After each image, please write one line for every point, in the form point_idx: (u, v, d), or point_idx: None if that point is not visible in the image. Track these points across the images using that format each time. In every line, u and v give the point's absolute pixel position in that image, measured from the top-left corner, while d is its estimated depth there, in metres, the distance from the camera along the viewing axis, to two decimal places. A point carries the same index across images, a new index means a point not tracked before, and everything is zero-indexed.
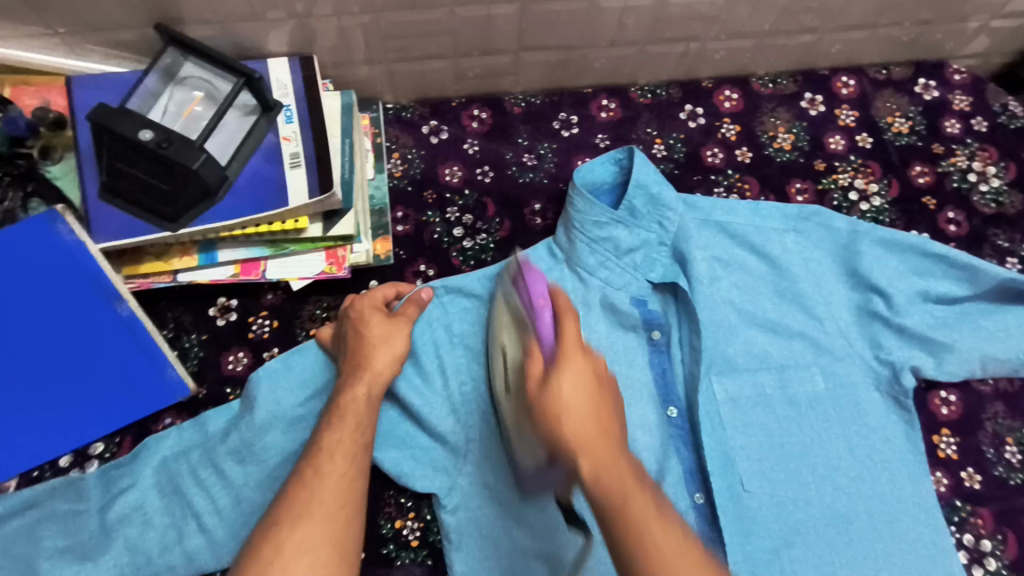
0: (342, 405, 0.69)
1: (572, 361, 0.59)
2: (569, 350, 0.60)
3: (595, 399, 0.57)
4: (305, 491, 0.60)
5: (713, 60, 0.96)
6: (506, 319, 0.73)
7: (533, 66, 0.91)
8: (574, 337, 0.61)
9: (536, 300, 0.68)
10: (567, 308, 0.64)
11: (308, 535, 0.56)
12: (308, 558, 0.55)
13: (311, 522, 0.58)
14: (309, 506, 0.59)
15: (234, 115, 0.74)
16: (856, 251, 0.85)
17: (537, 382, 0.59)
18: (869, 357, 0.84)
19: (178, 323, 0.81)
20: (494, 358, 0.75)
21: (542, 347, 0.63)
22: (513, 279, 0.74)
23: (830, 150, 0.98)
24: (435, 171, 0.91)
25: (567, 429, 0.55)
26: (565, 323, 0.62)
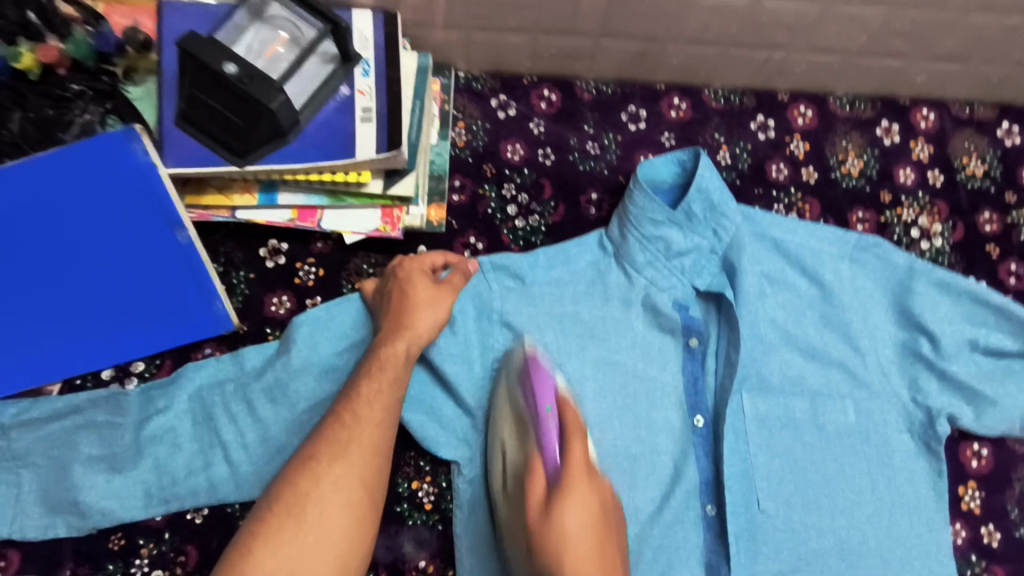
0: (380, 356, 0.69)
1: (576, 489, 0.64)
2: (575, 477, 0.65)
3: (596, 527, 0.63)
4: (343, 433, 0.64)
5: (794, 73, 0.94)
6: (506, 417, 0.74)
7: (611, 53, 0.90)
8: (579, 466, 0.66)
9: (543, 408, 0.70)
10: (575, 429, 0.69)
11: (344, 475, 0.63)
12: (343, 494, 0.62)
13: (347, 465, 0.63)
14: (346, 447, 0.64)
15: (314, 62, 0.74)
16: (909, 289, 0.84)
17: (539, 510, 0.64)
18: (906, 398, 0.83)
19: (229, 259, 0.82)
20: (493, 458, 0.75)
21: (544, 462, 0.68)
22: (518, 379, 0.74)
23: (899, 182, 0.96)
24: (497, 146, 0.91)
25: (568, 562, 0.61)
26: (571, 444, 0.68)
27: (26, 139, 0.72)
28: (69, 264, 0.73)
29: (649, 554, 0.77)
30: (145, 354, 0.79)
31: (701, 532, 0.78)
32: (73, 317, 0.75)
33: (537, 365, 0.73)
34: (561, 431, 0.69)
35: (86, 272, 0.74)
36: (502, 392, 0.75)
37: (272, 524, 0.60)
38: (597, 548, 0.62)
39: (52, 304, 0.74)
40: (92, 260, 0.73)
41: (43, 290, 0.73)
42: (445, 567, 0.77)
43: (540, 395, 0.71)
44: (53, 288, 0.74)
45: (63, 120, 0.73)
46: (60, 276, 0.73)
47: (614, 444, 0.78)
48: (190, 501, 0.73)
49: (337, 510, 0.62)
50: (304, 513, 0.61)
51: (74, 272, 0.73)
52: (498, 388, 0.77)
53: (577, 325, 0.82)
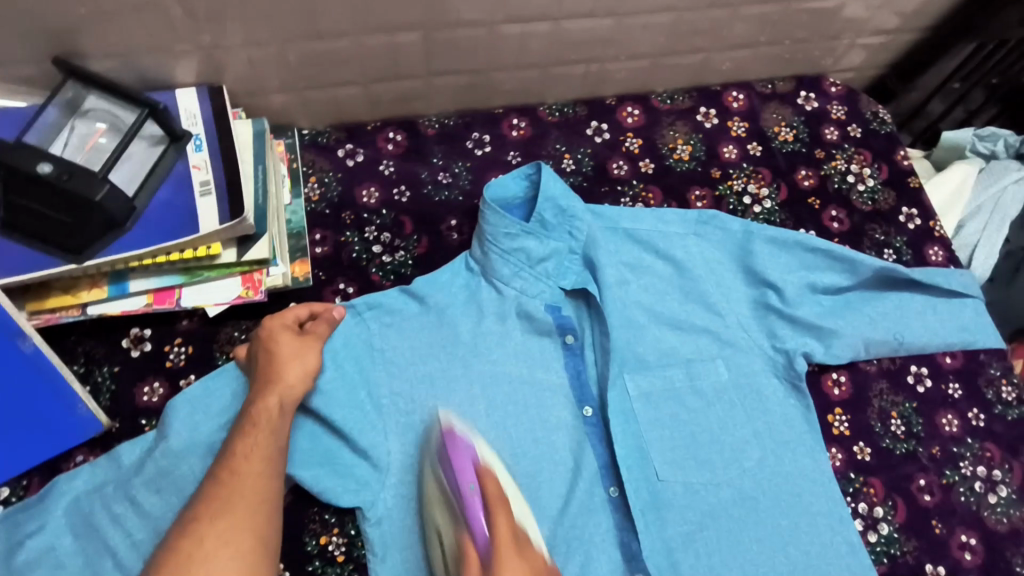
0: (253, 415, 0.70)
1: (509, 563, 0.62)
2: (503, 547, 0.63)
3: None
4: (223, 489, 0.63)
5: (617, 79, 1.04)
6: (436, 500, 0.72)
7: (443, 89, 0.96)
8: (506, 536, 0.64)
9: (465, 488, 0.69)
10: (497, 501, 0.67)
11: (229, 527, 0.60)
12: (231, 546, 0.59)
13: (231, 517, 0.61)
14: (230, 501, 0.62)
15: (141, 145, 0.76)
16: (749, 250, 0.93)
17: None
18: (767, 346, 0.91)
19: (89, 357, 0.80)
20: (432, 541, 0.72)
21: (475, 544, 0.64)
22: (439, 458, 0.74)
23: (724, 159, 1.06)
24: (352, 194, 0.93)
25: None
26: (497, 518, 0.66)
27: None
28: None
29: (563, 545, 0.79)
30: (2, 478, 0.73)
31: (608, 515, 0.82)
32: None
33: (452, 438, 0.73)
34: (485, 504, 0.67)
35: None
36: (429, 470, 0.75)
37: None
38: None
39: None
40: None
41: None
42: None
43: (461, 471, 0.70)
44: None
45: None
46: None
47: (513, 451, 0.82)
48: None
49: (225, 558, 0.59)
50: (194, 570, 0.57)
51: None
52: (426, 463, 0.76)
53: (458, 348, 0.85)
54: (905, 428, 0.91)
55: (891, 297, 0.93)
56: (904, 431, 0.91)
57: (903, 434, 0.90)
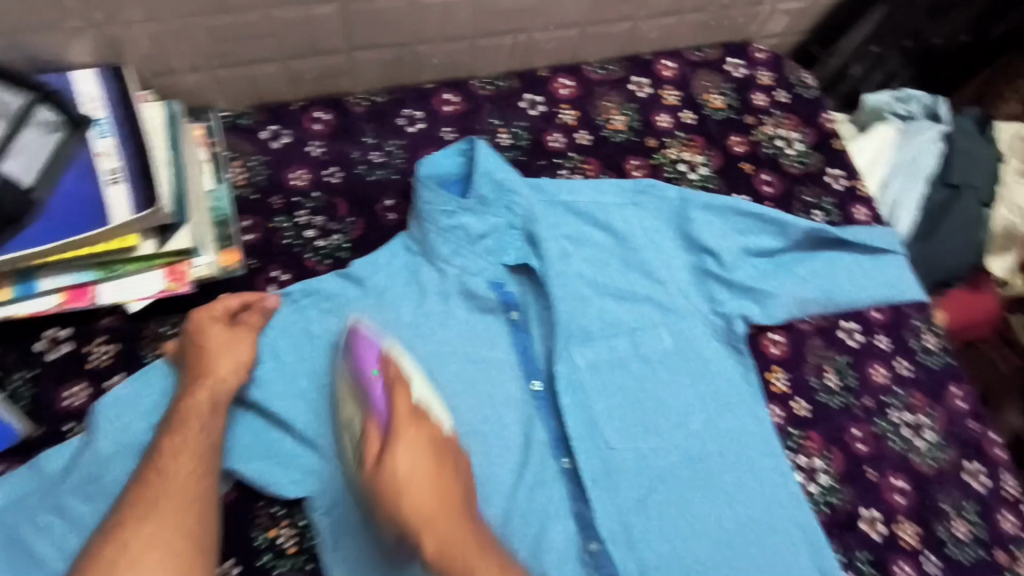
0: (183, 411, 0.67)
1: (406, 433, 0.71)
2: (404, 425, 0.72)
3: (434, 475, 0.70)
4: (149, 491, 0.61)
5: (547, 50, 1.03)
6: (337, 395, 0.75)
7: (368, 64, 0.92)
8: (404, 412, 0.73)
9: (367, 374, 0.74)
10: (399, 382, 0.74)
11: (155, 531, 0.59)
12: (158, 550, 0.59)
13: (155, 522, 0.60)
14: (155, 504, 0.60)
15: (34, 133, 0.70)
16: (686, 217, 0.95)
17: (376, 462, 0.70)
18: (708, 312, 0.93)
19: (3, 362, 0.74)
20: (342, 440, 0.74)
21: (378, 423, 0.72)
22: (342, 351, 0.78)
23: (660, 127, 1.06)
24: (280, 176, 0.89)
25: (408, 502, 0.68)
26: (396, 396, 0.73)
27: None
28: None
29: (519, 518, 0.80)
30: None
31: (561, 486, 0.83)
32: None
33: (358, 335, 0.77)
34: (386, 384, 0.74)
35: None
36: (335, 364, 0.78)
37: None
38: (436, 485, 0.70)
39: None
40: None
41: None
42: None
43: (364, 362, 0.75)
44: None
45: None
46: None
47: (463, 428, 0.82)
48: None
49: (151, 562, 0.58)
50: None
51: None
52: (333, 368, 0.78)
53: (403, 331, 0.83)
54: (839, 381, 0.95)
55: (822, 257, 0.97)
56: (838, 385, 0.95)
57: (837, 388, 0.94)
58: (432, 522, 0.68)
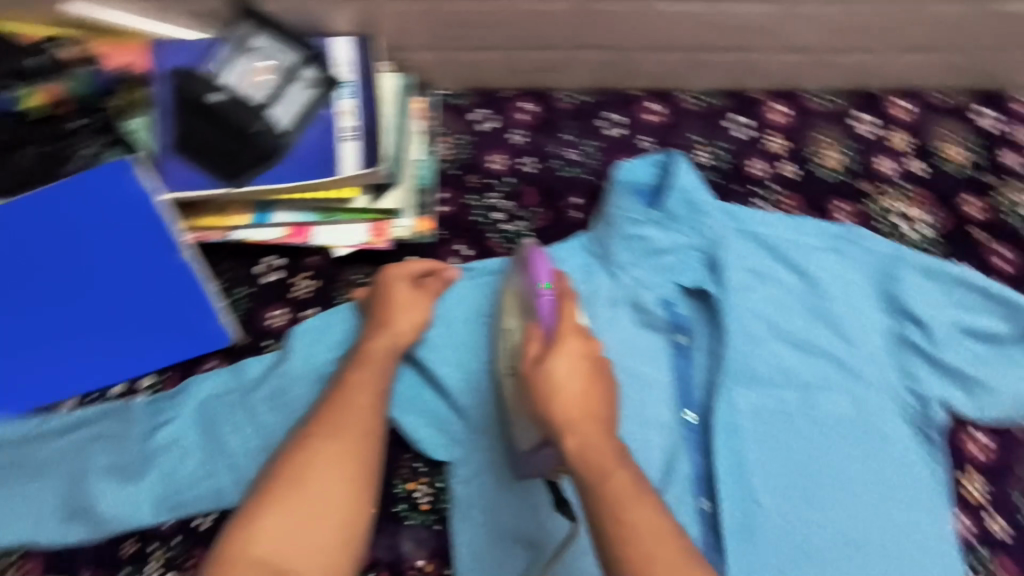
0: (368, 355, 0.74)
1: (567, 340, 0.71)
2: (567, 334, 0.72)
3: (586, 380, 0.69)
4: (336, 413, 0.68)
5: (768, 73, 0.94)
6: (508, 303, 0.80)
7: (582, 64, 0.92)
8: (570, 327, 0.73)
9: (539, 284, 0.75)
10: (568, 299, 0.76)
11: (340, 448, 0.66)
12: (340, 467, 0.65)
13: (341, 445, 0.66)
14: (341, 426, 0.67)
15: (297, 87, 0.79)
16: (896, 277, 0.86)
17: (535, 359, 0.71)
18: (900, 388, 0.84)
19: (231, 274, 0.86)
20: (498, 343, 0.80)
21: (541, 328, 0.73)
22: (516, 265, 0.81)
23: (881, 173, 0.95)
24: (479, 158, 0.93)
25: (559, 406, 0.67)
26: (563, 308, 0.74)
27: (33, 175, 0.77)
28: (76, 305, 0.78)
29: None
30: (124, 379, 0.81)
31: (694, 525, 0.81)
32: (54, 340, 0.79)
33: (534, 248, 0.80)
34: (555, 297, 0.75)
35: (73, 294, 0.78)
36: (507, 277, 0.82)
37: (275, 493, 0.62)
38: (588, 390, 0.69)
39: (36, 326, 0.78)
40: (83, 282, 0.78)
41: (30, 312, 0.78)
42: (443, 566, 0.78)
43: (537, 272, 0.76)
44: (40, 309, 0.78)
45: (67, 153, 0.77)
46: (62, 323, 0.78)
47: None
48: (196, 507, 0.75)
49: (331, 480, 0.64)
50: (305, 487, 0.63)
51: (80, 313, 0.79)
52: (507, 279, 0.82)
53: None
54: None
55: None
56: None
57: None
58: (578, 425, 0.66)
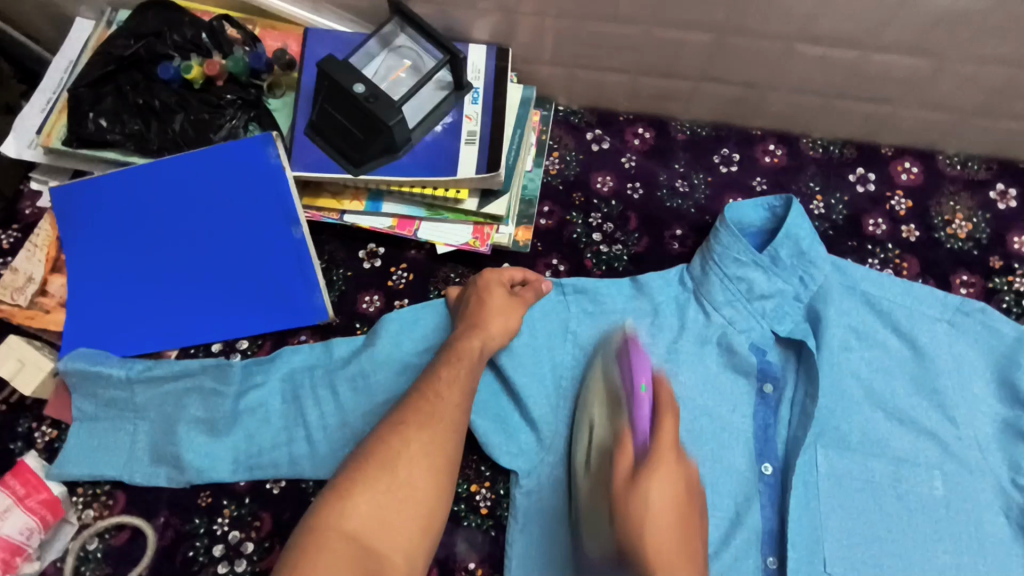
0: (458, 350, 0.75)
1: (664, 463, 0.66)
2: (663, 453, 0.66)
3: (677, 510, 0.64)
4: (428, 406, 0.70)
5: (901, 128, 0.92)
6: (596, 395, 0.76)
7: (708, 97, 0.92)
8: (668, 442, 0.67)
9: (636, 386, 0.72)
10: (667, 408, 0.70)
11: (429, 442, 0.67)
12: (428, 459, 0.67)
13: (431, 435, 0.68)
14: (431, 420, 0.69)
15: (430, 88, 0.82)
16: (1015, 361, 0.80)
17: (625, 479, 0.65)
18: (1003, 478, 0.78)
19: (332, 257, 0.89)
20: (579, 432, 0.77)
21: (634, 440, 0.69)
22: (612, 356, 0.78)
23: (1012, 249, 0.90)
24: (588, 176, 0.94)
25: (648, 541, 0.61)
26: (663, 421, 0.69)
27: (185, 138, 0.84)
28: (195, 262, 0.84)
29: None
30: (224, 339, 0.85)
31: None
32: (174, 289, 0.84)
33: (635, 346, 0.77)
34: (654, 406, 0.71)
35: (200, 247, 0.84)
36: (596, 368, 0.79)
37: (369, 472, 0.64)
38: (680, 527, 0.63)
39: (164, 271, 0.84)
40: (211, 238, 0.84)
41: (161, 257, 0.84)
42: (494, 573, 0.77)
43: (637, 370, 0.74)
44: (170, 256, 0.84)
45: (215, 123, 0.84)
46: (181, 276, 0.84)
47: None
48: (271, 472, 0.78)
49: (420, 469, 0.66)
50: (398, 472, 0.65)
51: (199, 269, 0.84)
52: (595, 365, 0.80)
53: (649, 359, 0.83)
54: None
55: None
56: None
57: None
58: (668, 568, 0.59)
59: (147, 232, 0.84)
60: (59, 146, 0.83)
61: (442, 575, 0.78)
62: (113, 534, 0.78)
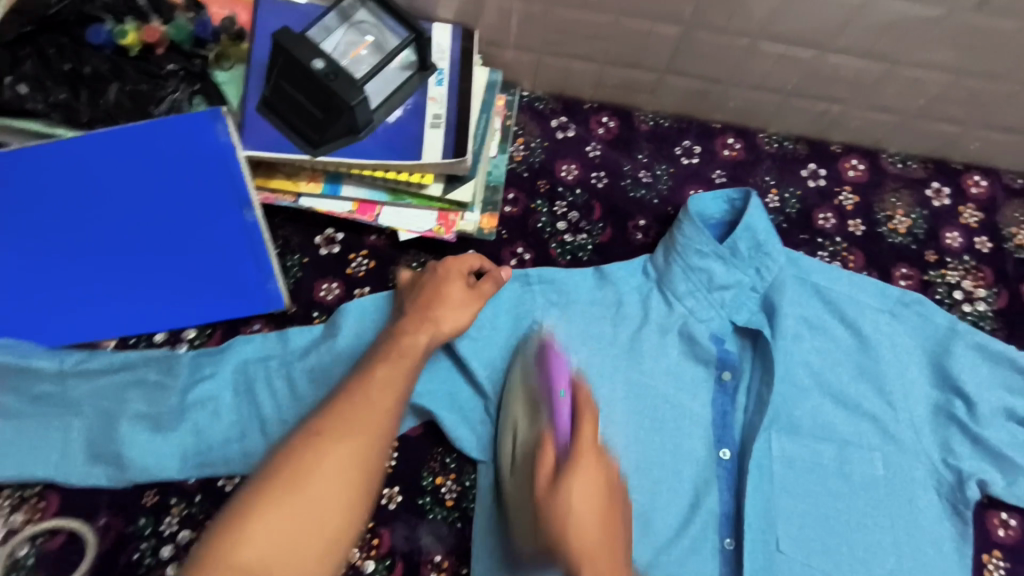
0: (401, 346, 0.69)
1: (584, 464, 0.62)
2: (584, 453, 0.63)
3: (606, 497, 0.61)
4: (353, 402, 0.60)
5: (849, 127, 0.96)
6: (519, 396, 0.75)
7: (672, 89, 0.92)
8: (588, 447, 0.63)
9: (556, 390, 0.71)
10: (586, 412, 0.67)
11: (352, 448, 0.57)
12: (345, 470, 0.56)
13: (354, 439, 0.58)
14: (357, 419, 0.59)
15: (393, 67, 0.78)
16: (947, 349, 0.85)
17: (545, 487, 0.62)
18: (936, 458, 0.83)
19: (286, 242, 0.85)
20: (504, 435, 0.76)
21: (555, 441, 0.66)
22: (535, 359, 0.77)
23: (945, 244, 0.96)
24: (553, 164, 0.94)
25: (572, 537, 0.58)
26: (582, 427, 0.65)
27: (119, 110, 0.76)
28: (133, 245, 0.77)
29: None
30: (166, 329, 0.80)
31: (717, 564, 0.79)
32: (109, 273, 0.78)
33: (553, 350, 0.77)
34: (572, 405, 0.69)
35: (137, 225, 0.77)
36: (520, 369, 0.78)
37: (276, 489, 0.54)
38: (605, 521, 0.60)
39: (95, 251, 0.77)
40: (151, 218, 0.77)
41: (89, 238, 0.77)
42: (459, 566, 0.77)
43: (556, 376, 0.73)
44: (102, 235, 0.77)
45: (155, 95, 0.77)
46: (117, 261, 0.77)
47: (639, 466, 0.80)
48: (223, 468, 0.74)
49: (332, 482, 0.55)
50: (306, 488, 0.54)
51: (138, 252, 0.78)
52: (517, 365, 0.79)
53: (612, 349, 0.84)
54: None
55: None
56: None
57: None
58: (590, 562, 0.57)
59: (70, 210, 0.76)
60: None
61: (406, 566, 0.76)
62: (46, 538, 0.72)
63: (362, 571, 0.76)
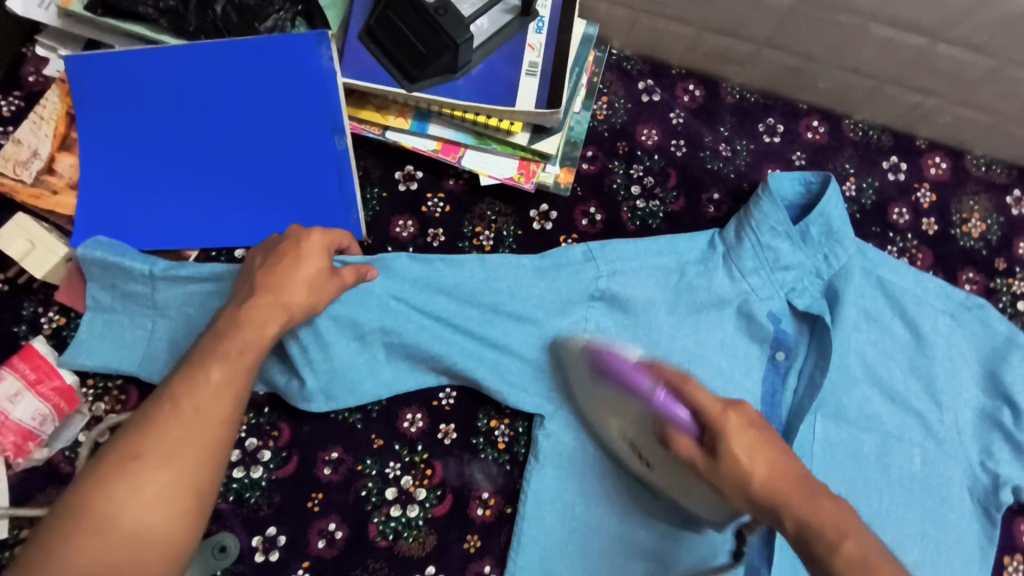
0: (243, 337, 0.60)
1: (729, 422, 0.62)
2: (716, 412, 0.63)
3: (763, 452, 0.61)
4: (162, 414, 0.54)
5: (937, 123, 0.94)
6: (601, 402, 0.75)
7: (766, 63, 0.91)
8: (715, 403, 0.64)
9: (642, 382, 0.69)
10: (688, 380, 0.66)
11: (165, 466, 0.52)
12: (158, 488, 0.52)
13: (177, 463, 0.53)
14: (170, 435, 0.53)
15: (496, 9, 0.78)
16: (1003, 359, 0.85)
17: (705, 455, 0.64)
18: (974, 460, 0.85)
19: (366, 174, 0.87)
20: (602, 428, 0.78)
21: (676, 425, 0.66)
22: (596, 364, 0.75)
23: (1017, 254, 0.95)
24: (634, 127, 0.93)
25: (752, 481, 0.60)
26: (693, 390, 0.65)
27: (225, 24, 0.77)
28: (226, 158, 0.79)
29: None
30: (245, 246, 0.81)
31: None
32: (200, 185, 0.80)
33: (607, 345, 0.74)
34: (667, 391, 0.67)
35: (232, 142, 0.79)
36: (590, 382, 0.76)
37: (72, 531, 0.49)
38: (765, 464, 0.61)
39: (189, 162, 0.79)
40: (244, 135, 0.79)
41: (185, 147, 0.79)
42: (504, 503, 0.81)
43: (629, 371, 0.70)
44: (195, 148, 0.79)
45: (261, 11, 0.78)
46: (207, 173, 0.80)
47: None
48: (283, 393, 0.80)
49: (155, 514, 0.51)
50: (120, 525, 0.50)
51: (229, 166, 0.80)
52: (576, 373, 0.78)
53: (671, 315, 0.85)
54: None
55: None
56: None
57: None
58: (778, 498, 0.59)
59: (170, 119, 0.79)
60: (79, 11, 0.75)
61: (456, 499, 0.81)
62: None
63: (413, 497, 0.80)
